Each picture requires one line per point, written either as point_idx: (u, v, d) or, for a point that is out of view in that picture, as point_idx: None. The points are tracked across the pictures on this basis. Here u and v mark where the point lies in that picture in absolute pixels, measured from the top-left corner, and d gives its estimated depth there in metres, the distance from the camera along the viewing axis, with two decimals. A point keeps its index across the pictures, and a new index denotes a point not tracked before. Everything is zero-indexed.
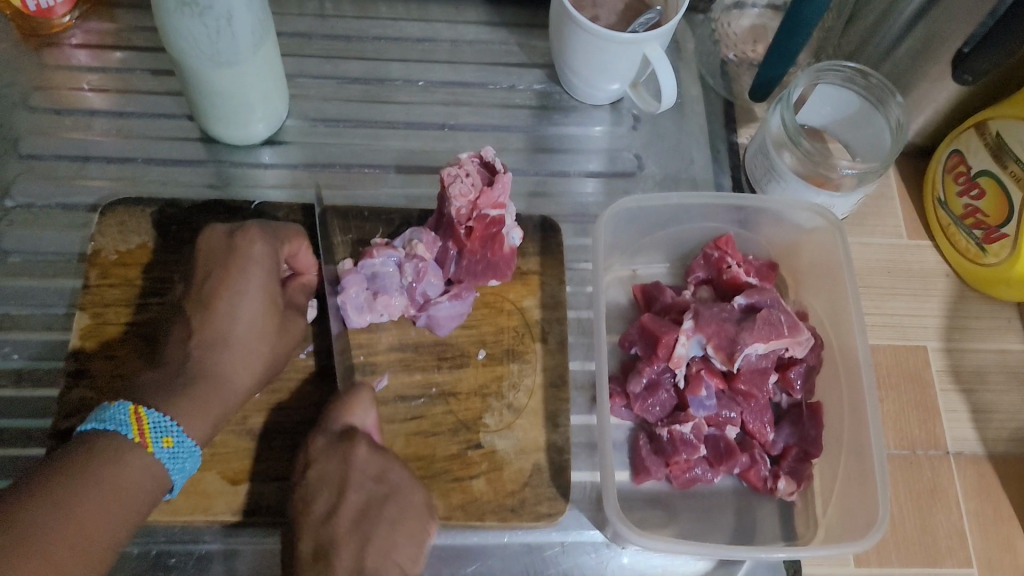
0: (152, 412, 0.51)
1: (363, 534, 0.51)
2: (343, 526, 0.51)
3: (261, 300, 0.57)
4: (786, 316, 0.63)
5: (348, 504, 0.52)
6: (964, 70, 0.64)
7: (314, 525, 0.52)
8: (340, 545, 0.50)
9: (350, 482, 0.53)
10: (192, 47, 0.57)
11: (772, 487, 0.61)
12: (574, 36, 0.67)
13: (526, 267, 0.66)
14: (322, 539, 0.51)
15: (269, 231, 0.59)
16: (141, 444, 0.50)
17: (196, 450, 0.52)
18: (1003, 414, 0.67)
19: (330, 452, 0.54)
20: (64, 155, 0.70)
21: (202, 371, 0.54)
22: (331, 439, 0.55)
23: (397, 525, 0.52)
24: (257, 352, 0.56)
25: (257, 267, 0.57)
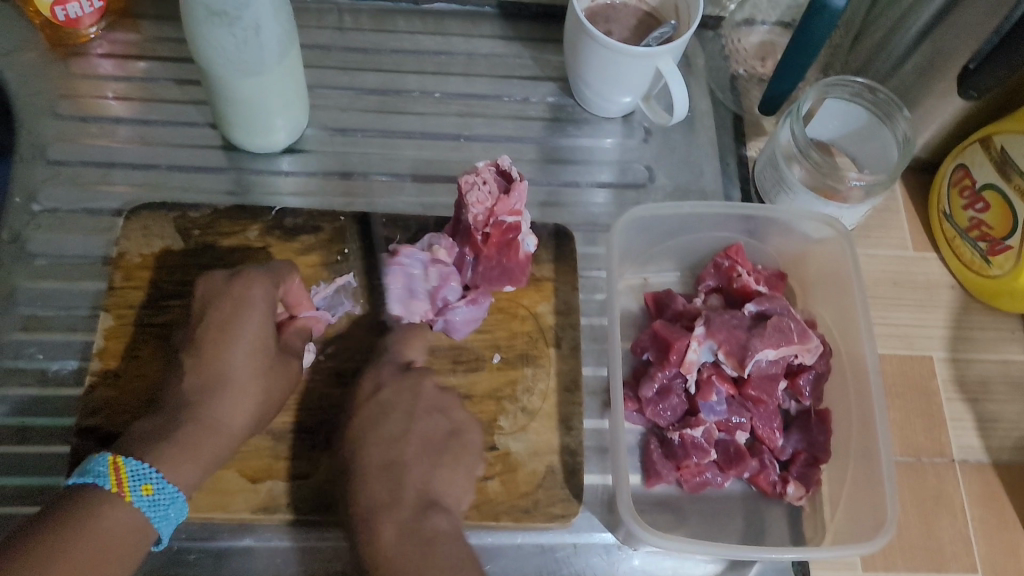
0: (130, 460, 0.50)
1: (428, 460, 0.57)
2: (410, 448, 0.57)
3: (256, 343, 0.57)
4: (795, 323, 0.64)
5: (415, 432, 0.58)
6: (969, 86, 0.65)
7: (383, 442, 0.57)
8: (408, 463, 0.56)
9: (417, 413, 0.59)
10: (220, 56, 0.59)
11: (781, 491, 0.62)
12: (589, 50, 0.68)
13: (540, 274, 0.68)
14: (389, 455, 0.56)
15: (264, 275, 0.60)
16: (119, 494, 0.49)
17: (178, 496, 0.51)
18: (1007, 423, 0.68)
19: (398, 382, 0.60)
20: (89, 161, 0.71)
21: (194, 416, 0.54)
22: (399, 370, 0.61)
23: (456, 458, 0.58)
24: (248, 395, 0.56)
25: (253, 313, 0.58)
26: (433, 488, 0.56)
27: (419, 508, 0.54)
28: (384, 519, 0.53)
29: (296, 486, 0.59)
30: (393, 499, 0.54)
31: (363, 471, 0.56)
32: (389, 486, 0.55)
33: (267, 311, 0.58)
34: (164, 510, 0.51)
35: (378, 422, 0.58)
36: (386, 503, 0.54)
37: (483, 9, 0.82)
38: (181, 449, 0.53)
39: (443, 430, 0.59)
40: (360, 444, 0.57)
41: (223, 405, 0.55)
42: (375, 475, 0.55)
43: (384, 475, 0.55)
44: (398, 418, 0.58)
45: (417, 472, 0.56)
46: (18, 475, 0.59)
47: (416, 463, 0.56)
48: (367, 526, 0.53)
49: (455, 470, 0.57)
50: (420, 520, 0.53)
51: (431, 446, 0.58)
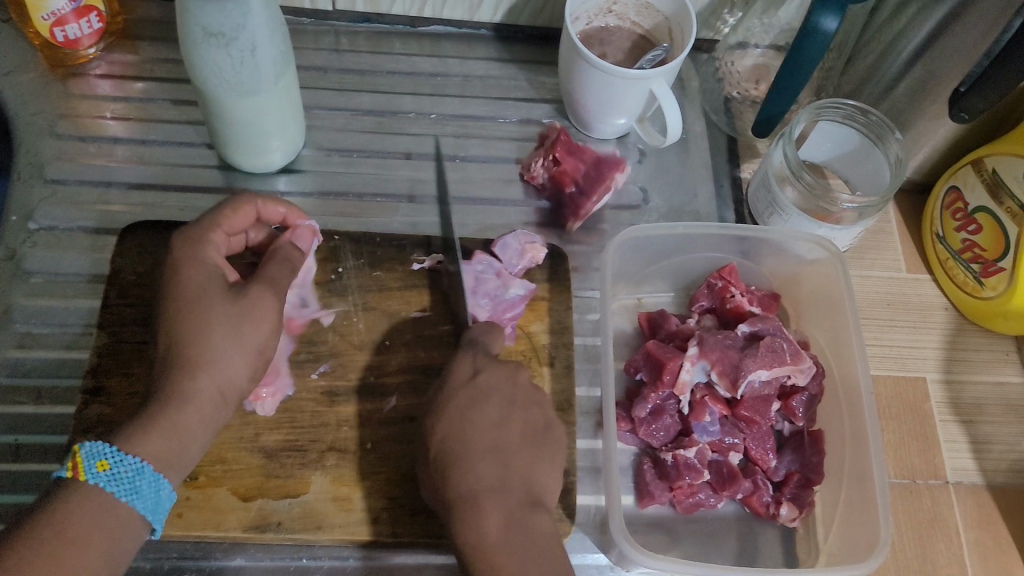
0: (86, 444, 0.50)
1: (532, 451, 0.55)
2: (512, 436, 0.56)
3: (201, 294, 0.56)
4: (788, 343, 0.64)
5: (516, 421, 0.57)
6: (961, 107, 0.64)
7: (486, 428, 0.56)
8: (514, 452, 0.55)
9: (518, 402, 0.58)
10: (217, 77, 0.60)
11: (774, 513, 0.62)
12: (583, 72, 0.69)
13: (534, 293, 0.68)
14: (495, 441, 0.55)
15: (194, 234, 0.58)
16: (76, 477, 0.49)
17: (142, 466, 0.50)
18: (1002, 446, 0.68)
19: (497, 366, 0.59)
20: (86, 181, 0.72)
21: (163, 390, 0.54)
22: (490, 357, 0.60)
23: (552, 452, 0.56)
24: (209, 355, 0.55)
25: (192, 269, 0.57)
26: (536, 477, 0.54)
27: (527, 503, 0.52)
28: (489, 505, 0.51)
29: (288, 504, 0.58)
30: (500, 486, 0.52)
31: (465, 455, 0.54)
32: (496, 472, 0.53)
33: (205, 262, 0.57)
34: (130, 483, 0.50)
35: (480, 407, 0.57)
36: (494, 489, 0.52)
37: (479, 32, 0.83)
38: (154, 422, 0.52)
39: (539, 422, 0.58)
40: (462, 428, 0.55)
41: (189, 367, 0.54)
42: (484, 459, 0.54)
43: (488, 460, 0.54)
44: (495, 405, 0.57)
45: (522, 461, 0.54)
46: (10, 493, 0.59)
47: (520, 451, 0.55)
48: (470, 509, 0.51)
49: (552, 462, 0.56)
50: (527, 514, 0.51)
51: (530, 436, 0.56)
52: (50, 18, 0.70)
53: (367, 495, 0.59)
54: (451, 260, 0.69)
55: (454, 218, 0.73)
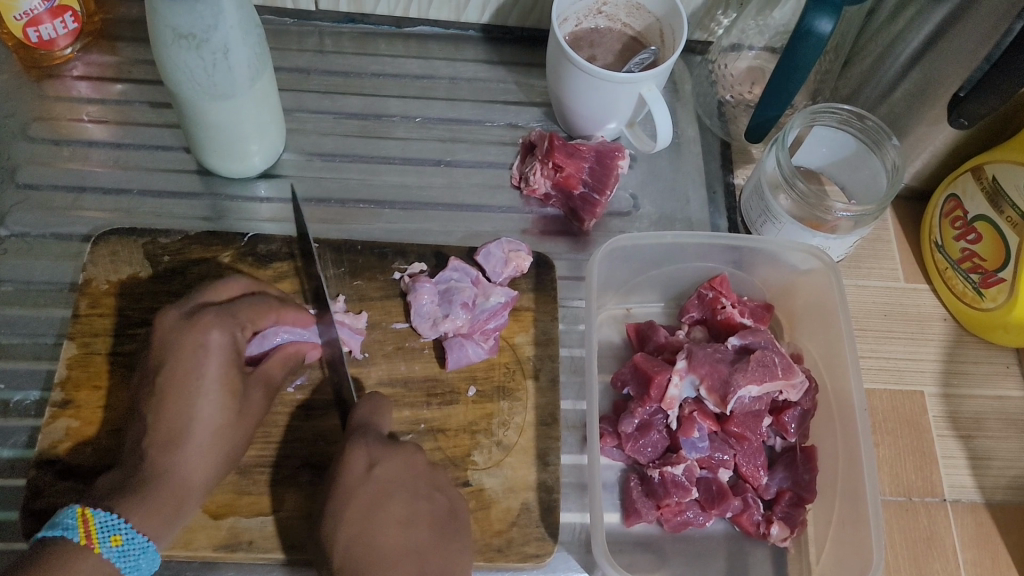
0: (99, 512, 0.50)
1: (440, 542, 0.53)
2: (421, 532, 0.53)
3: (215, 387, 0.56)
4: (780, 357, 0.62)
5: (421, 511, 0.54)
6: (960, 113, 0.63)
7: (393, 527, 0.52)
8: (425, 552, 0.52)
9: (418, 491, 0.55)
10: (189, 80, 0.58)
11: (764, 532, 0.60)
12: (570, 75, 0.67)
13: (519, 304, 0.66)
14: (407, 543, 0.52)
15: (228, 315, 0.57)
16: (89, 546, 0.49)
17: (149, 546, 0.51)
18: (1001, 461, 0.66)
19: (393, 456, 0.56)
20: (61, 186, 0.70)
21: (157, 469, 0.53)
22: (386, 442, 0.57)
23: (460, 537, 0.54)
24: (218, 448, 0.55)
25: (210, 359, 0.56)
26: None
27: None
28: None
29: (261, 523, 0.56)
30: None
31: (376, 564, 0.50)
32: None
33: (224, 353, 0.56)
34: (136, 561, 0.50)
35: (380, 507, 0.53)
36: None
37: (467, 32, 0.81)
38: (155, 505, 0.52)
39: (444, 504, 0.55)
40: (365, 531, 0.52)
41: (187, 456, 0.54)
42: (394, 564, 0.51)
43: (403, 567, 0.50)
44: (399, 501, 0.54)
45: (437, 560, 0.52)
46: None
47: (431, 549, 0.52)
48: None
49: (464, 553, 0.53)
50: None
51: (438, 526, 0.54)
52: (23, 18, 0.68)
53: None
54: (434, 268, 0.67)
55: (439, 225, 0.71)
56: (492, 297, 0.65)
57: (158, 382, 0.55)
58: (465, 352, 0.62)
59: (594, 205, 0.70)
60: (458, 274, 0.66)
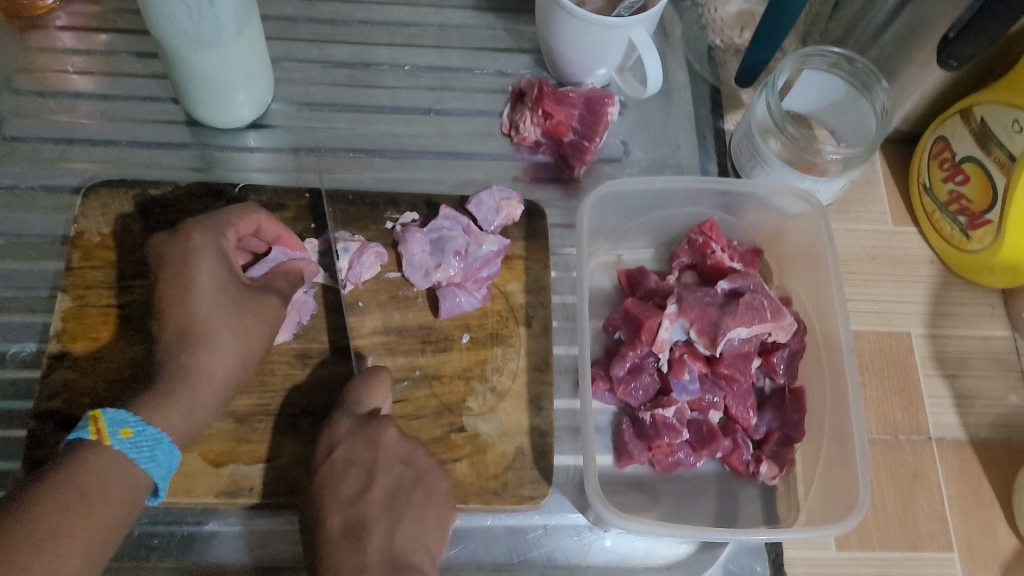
0: (107, 410, 0.52)
1: (390, 516, 0.53)
2: (372, 505, 0.53)
3: (215, 292, 0.57)
4: (769, 300, 0.63)
5: (374, 564, 0.50)
6: (949, 54, 0.62)
7: (342, 504, 0.53)
8: (371, 522, 0.52)
9: (379, 463, 0.55)
10: (174, 30, 0.57)
11: (754, 471, 0.61)
12: (559, 20, 0.66)
13: (511, 252, 0.66)
14: (352, 519, 0.52)
15: (210, 222, 0.59)
16: (99, 441, 0.50)
17: (162, 437, 0.52)
18: (986, 400, 0.67)
19: (357, 435, 0.56)
20: (49, 138, 0.70)
21: (173, 371, 0.55)
22: (358, 422, 0.57)
23: (424, 506, 0.54)
24: (230, 345, 0.56)
25: (201, 264, 0.57)
26: (399, 539, 0.52)
27: (388, 571, 0.50)
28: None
29: (262, 469, 0.57)
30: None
31: (323, 542, 0.52)
32: (354, 560, 0.50)
33: (219, 260, 0.58)
34: (161, 457, 0.52)
35: (336, 484, 0.54)
36: (351, 574, 0.49)
37: None
38: (175, 402, 0.54)
39: (406, 477, 0.55)
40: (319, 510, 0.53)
41: (200, 358, 0.55)
42: (337, 544, 0.51)
43: (350, 541, 0.51)
44: (359, 477, 0.54)
45: (381, 526, 0.52)
46: None
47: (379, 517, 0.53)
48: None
49: (422, 519, 0.53)
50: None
51: (392, 492, 0.54)
52: None
53: None
54: (426, 217, 0.67)
55: (430, 174, 0.71)
56: (485, 245, 0.65)
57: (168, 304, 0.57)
58: (458, 300, 0.63)
59: (584, 152, 0.70)
60: (447, 220, 0.66)
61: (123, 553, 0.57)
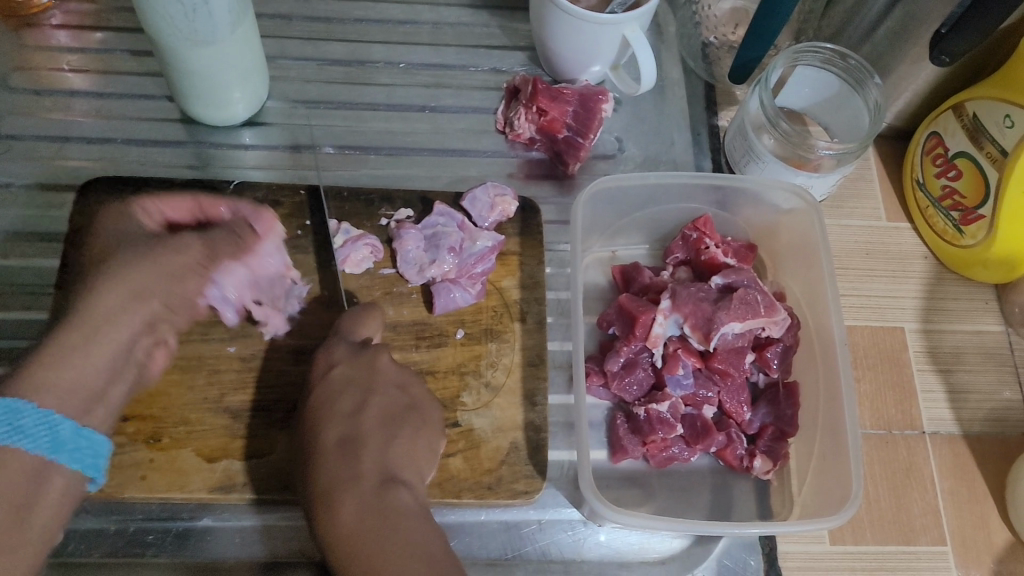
0: None
1: (386, 431, 0.55)
2: (369, 423, 0.55)
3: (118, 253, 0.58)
4: (762, 295, 0.63)
5: (367, 474, 0.52)
6: (942, 49, 0.62)
7: (339, 418, 0.55)
8: (366, 440, 0.54)
9: (376, 386, 0.56)
10: (169, 27, 0.57)
11: (747, 466, 0.61)
12: (553, 17, 0.67)
13: (506, 248, 0.66)
14: (348, 435, 0.54)
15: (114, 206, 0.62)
16: None
17: (15, 406, 0.49)
18: (979, 394, 0.67)
19: (354, 357, 0.58)
20: (45, 136, 0.70)
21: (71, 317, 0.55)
22: (354, 348, 0.58)
23: (418, 429, 0.56)
24: (115, 288, 0.56)
25: (107, 235, 0.60)
26: (393, 457, 0.53)
27: (380, 484, 0.52)
28: (343, 497, 0.51)
29: (256, 464, 0.58)
30: (354, 482, 0.51)
31: (319, 453, 0.53)
32: (349, 467, 0.52)
33: (128, 226, 0.60)
34: (32, 432, 0.50)
35: (333, 399, 0.56)
36: (345, 483, 0.51)
37: None
38: (69, 344, 0.54)
39: (401, 403, 0.57)
40: (314, 425, 0.55)
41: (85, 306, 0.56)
42: (333, 453, 0.53)
43: (343, 453, 0.53)
44: (358, 395, 0.56)
45: (377, 444, 0.54)
46: None
47: (376, 434, 0.54)
48: (326, 505, 0.51)
49: (416, 440, 0.55)
50: (383, 497, 0.51)
51: (388, 413, 0.56)
52: None
53: None
54: (420, 213, 0.67)
55: (424, 171, 0.71)
56: (479, 241, 0.65)
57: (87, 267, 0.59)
58: (452, 296, 0.63)
59: (578, 149, 0.70)
60: (442, 216, 0.66)
61: (117, 549, 0.57)
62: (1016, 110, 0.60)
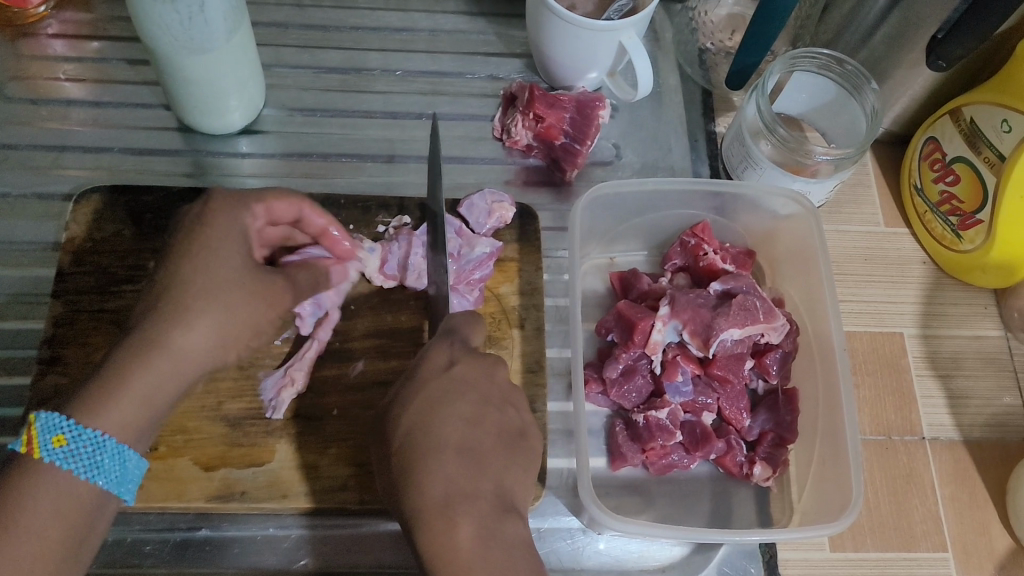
0: (41, 414, 0.47)
1: (503, 453, 0.50)
2: (487, 436, 0.50)
3: (221, 267, 0.53)
4: (761, 301, 0.63)
5: (483, 497, 0.47)
6: (938, 55, 0.62)
7: (457, 425, 0.50)
8: (484, 456, 0.49)
9: (488, 399, 0.52)
10: (166, 35, 0.57)
11: (747, 473, 0.61)
12: (550, 24, 0.67)
13: (504, 254, 0.66)
14: (467, 443, 0.49)
15: (234, 200, 0.55)
16: (30, 453, 0.47)
17: (102, 440, 0.48)
18: (979, 400, 0.67)
19: (475, 361, 0.54)
20: (41, 145, 0.70)
21: (162, 333, 0.50)
22: (471, 352, 0.55)
23: (526, 462, 0.51)
24: (211, 311, 0.52)
25: (218, 234, 0.54)
26: (506, 482, 0.49)
27: (497, 508, 0.47)
28: (461, 517, 0.45)
29: (255, 474, 0.57)
30: (471, 501, 0.46)
31: (435, 454, 0.48)
32: (468, 484, 0.47)
33: (237, 241, 0.54)
34: (105, 466, 0.48)
35: (452, 403, 0.51)
36: (463, 499, 0.46)
37: None
38: (129, 363, 0.49)
39: (510, 423, 0.52)
40: (427, 422, 0.50)
41: (181, 329, 0.51)
42: (451, 458, 0.48)
43: (460, 465, 0.48)
44: (470, 399, 0.52)
45: (495, 462, 0.49)
46: None
47: (492, 453, 0.49)
48: (443, 520, 0.45)
49: (521, 469, 0.50)
50: (501, 522, 0.46)
51: (503, 432, 0.51)
52: None
53: (332, 462, 0.58)
54: (418, 221, 0.67)
55: (421, 178, 0.71)
56: (478, 247, 0.65)
57: (176, 253, 0.53)
58: (451, 303, 0.63)
59: (576, 155, 0.70)
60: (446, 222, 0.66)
61: (115, 560, 0.56)
62: (1013, 115, 0.60)
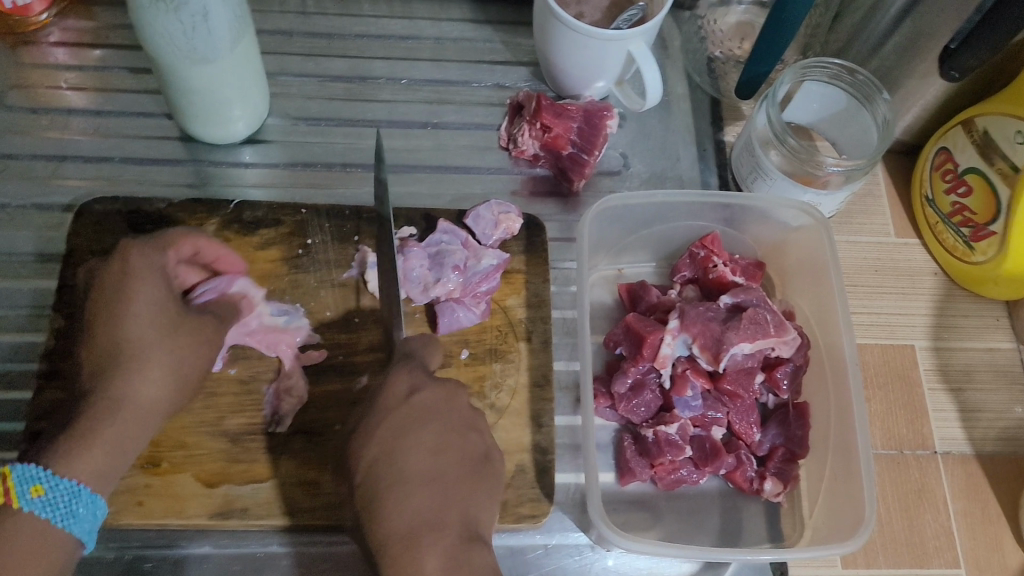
0: (16, 467, 0.51)
1: (471, 480, 0.52)
2: (452, 465, 0.52)
3: (157, 317, 0.57)
4: (772, 314, 0.62)
5: (451, 527, 0.49)
6: (951, 65, 0.61)
7: (424, 454, 0.52)
8: (452, 485, 0.51)
9: (455, 426, 0.54)
10: (169, 45, 0.56)
11: (758, 488, 0.60)
12: (558, 33, 0.66)
13: (510, 266, 0.65)
14: (432, 472, 0.51)
15: (149, 244, 0.58)
16: (8, 502, 0.50)
17: (79, 489, 0.51)
18: (991, 413, 0.66)
19: (436, 388, 0.55)
20: (41, 155, 0.69)
21: (118, 390, 0.54)
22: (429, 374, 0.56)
23: (492, 486, 0.52)
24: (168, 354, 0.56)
25: (141, 287, 0.57)
26: (474, 510, 0.50)
27: (464, 538, 0.48)
28: (427, 549, 0.47)
29: (257, 489, 0.57)
30: (438, 527, 0.49)
31: (405, 485, 0.50)
32: (435, 509, 0.49)
33: (158, 283, 0.57)
34: (80, 514, 0.51)
35: (419, 432, 0.53)
36: (430, 529, 0.48)
37: None
38: (96, 423, 0.53)
39: (480, 450, 0.54)
40: (393, 452, 0.52)
41: (134, 382, 0.55)
42: (418, 491, 0.50)
43: (424, 492, 0.50)
44: (436, 430, 0.53)
45: (461, 491, 0.51)
46: None
47: (458, 480, 0.51)
48: (410, 550, 0.47)
49: (490, 495, 0.52)
50: (467, 551, 0.48)
51: (468, 459, 0.53)
52: None
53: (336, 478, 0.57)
54: (423, 232, 0.66)
55: (426, 188, 0.70)
56: (484, 259, 0.64)
57: (99, 308, 0.56)
58: (457, 316, 0.62)
59: (583, 166, 0.69)
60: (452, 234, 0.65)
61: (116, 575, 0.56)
62: None
